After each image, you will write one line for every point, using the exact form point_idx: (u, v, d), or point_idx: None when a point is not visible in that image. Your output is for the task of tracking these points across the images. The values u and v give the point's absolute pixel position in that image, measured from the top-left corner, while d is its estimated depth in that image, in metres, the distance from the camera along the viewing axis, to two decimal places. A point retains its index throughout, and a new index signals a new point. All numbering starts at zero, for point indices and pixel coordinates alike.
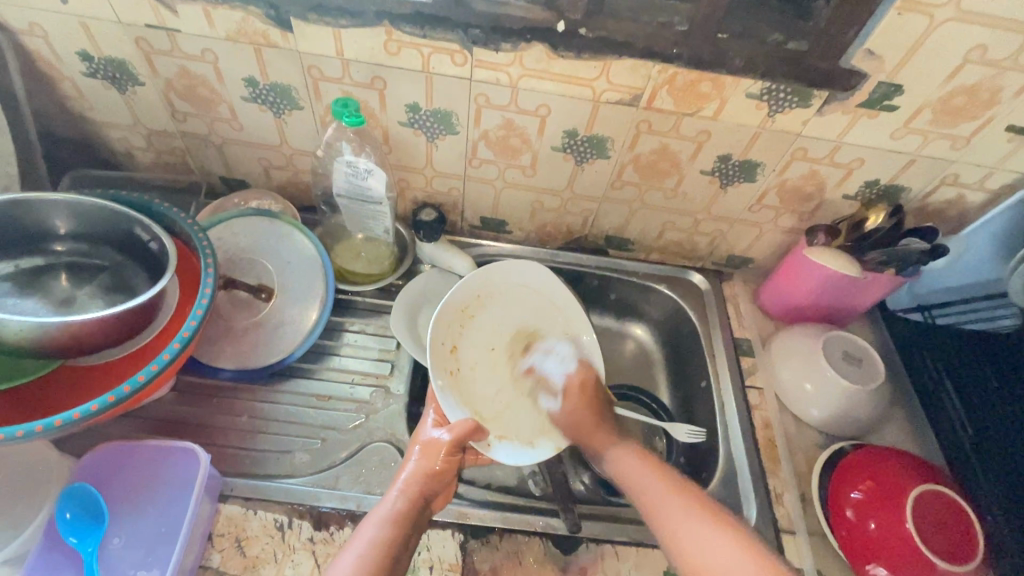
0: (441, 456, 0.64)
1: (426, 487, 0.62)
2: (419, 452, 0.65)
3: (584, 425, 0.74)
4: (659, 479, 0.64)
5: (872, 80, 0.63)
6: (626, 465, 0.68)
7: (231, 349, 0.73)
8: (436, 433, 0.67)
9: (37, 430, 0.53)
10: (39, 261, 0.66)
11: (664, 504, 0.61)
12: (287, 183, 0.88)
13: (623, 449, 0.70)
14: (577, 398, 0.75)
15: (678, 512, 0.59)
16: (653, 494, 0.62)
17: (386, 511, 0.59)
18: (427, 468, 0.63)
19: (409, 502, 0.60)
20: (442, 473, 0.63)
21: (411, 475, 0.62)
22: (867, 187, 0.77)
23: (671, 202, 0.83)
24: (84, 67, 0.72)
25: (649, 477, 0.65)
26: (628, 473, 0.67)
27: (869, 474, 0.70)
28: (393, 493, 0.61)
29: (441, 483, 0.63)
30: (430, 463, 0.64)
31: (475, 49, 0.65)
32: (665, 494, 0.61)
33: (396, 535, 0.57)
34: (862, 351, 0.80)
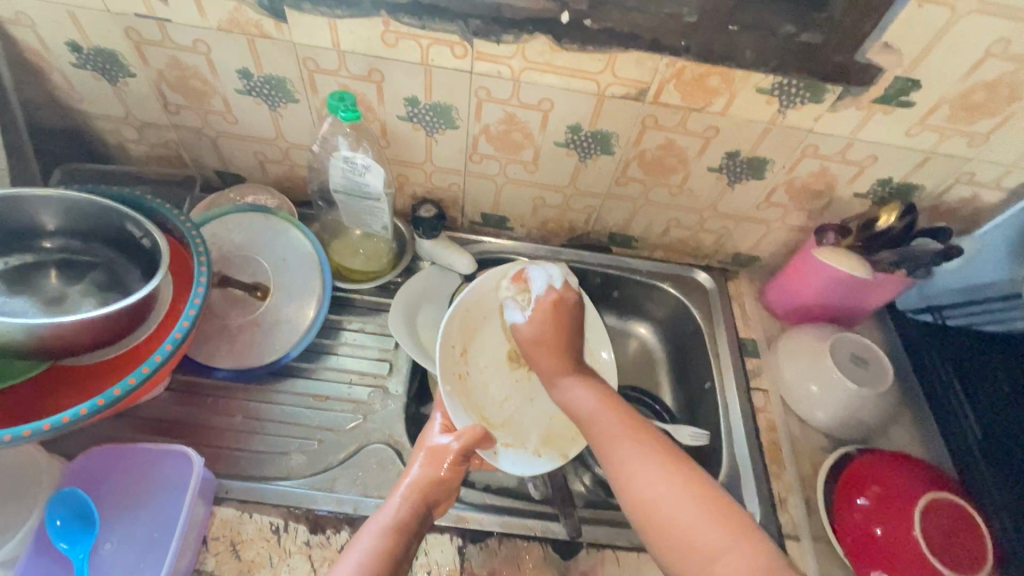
0: (448, 464, 0.62)
1: (430, 495, 0.60)
2: (423, 459, 0.63)
3: (551, 346, 0.68)
4: (613, 416, 0.62)
5: (887, 75, 0.61)
6: (585, 397, 0.64)
7: (226, 348, 0.72)
8: (443, 440, 0.65)
9: (25, 435, 0.52)
10: (28, 259, 0.65)
11: (619, 447, 0.59)
12: (284, 178, 0.86)
13: (585, 382, 0.66)
14: (547, 316, 0.69)
15: (636, 459, 0.57)
16: (609, 430, 0.61)
17: (387, 517, 0.57)
18: (432, 476, 0.61)
19: (413, 509, 0.58)
20: (448, 481, 0.61)
21: (415, 481, 0.60)
22: (879, 185, 0.74)
23: (677, 199, 0.81)
24: (74, 58, 0.70)
25: (609, 413, 0.62)
26: (584, 403, 0.64)
27: (875, 480, 0.68)
28: (396, 500, 0.58)
29: (447, 490, 0.61)
30: (435, 470, 0.62)
31: (476, 40, 0.62)
32: (621, 437, 0.59)
33: (398, 543, 0.55)
34: (871, 353, 0.78)
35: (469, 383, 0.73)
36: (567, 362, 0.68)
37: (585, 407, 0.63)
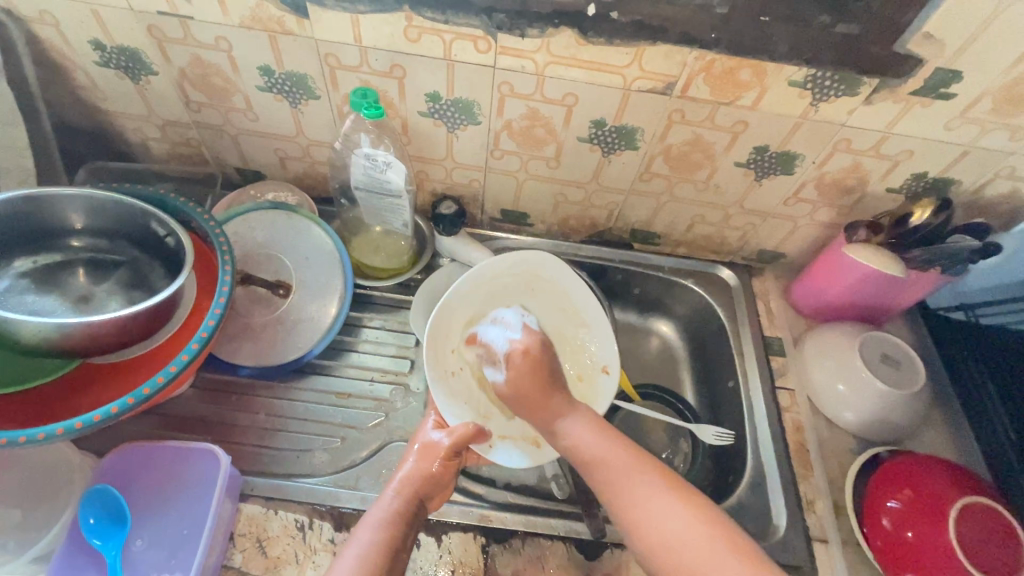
0: (439, 460, 0.62)
1: (422, 490, 0.60)
2: (416, 454, 0.63)
3: (539, 397, 0.64)
4: (619, 452, 0.58)
5: (928, 66, 0.59)
6: (584, 437, 0.61)
7: (249, 345, 0.72)
8: (436, 436, 0.64)
9: (58, 433, 0.52)
10: (56, 257, 0.66)
11: (629, 479, 0.56)
12: (304, 175, 0.85)
13: (574, 410, 0.64)
14: (524, 367, 0.66)
15: (646, 488, 0.55)
16: (613, 474, 0.57)
17: (383, 511, 0.56)
18: (426, 470, 0.61)
19: (406, 505, 0.58)
20: (438, 477, 0.62)
21: (408, 476, 0.60)
22: (914, 180, 0.72)
23: (702, 194, 0.79)
24: (97, 56, 0.70)
25: (608, 446, 0.59)
26: (585, 443, 0.60)
27: (907, 483, 0.67)
28: (389, 496, 0.58)
29: (439, 485, 0.62)
30: (427, 466, 0.62)
31: (500, 35, 0.61)
32: (627, 465, 0.57)
33: (395, 537, 0.54)
34: (902, 352, 0.76)
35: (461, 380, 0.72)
36: (552, 397, 0.64)
37: (585, 443, 0.60)
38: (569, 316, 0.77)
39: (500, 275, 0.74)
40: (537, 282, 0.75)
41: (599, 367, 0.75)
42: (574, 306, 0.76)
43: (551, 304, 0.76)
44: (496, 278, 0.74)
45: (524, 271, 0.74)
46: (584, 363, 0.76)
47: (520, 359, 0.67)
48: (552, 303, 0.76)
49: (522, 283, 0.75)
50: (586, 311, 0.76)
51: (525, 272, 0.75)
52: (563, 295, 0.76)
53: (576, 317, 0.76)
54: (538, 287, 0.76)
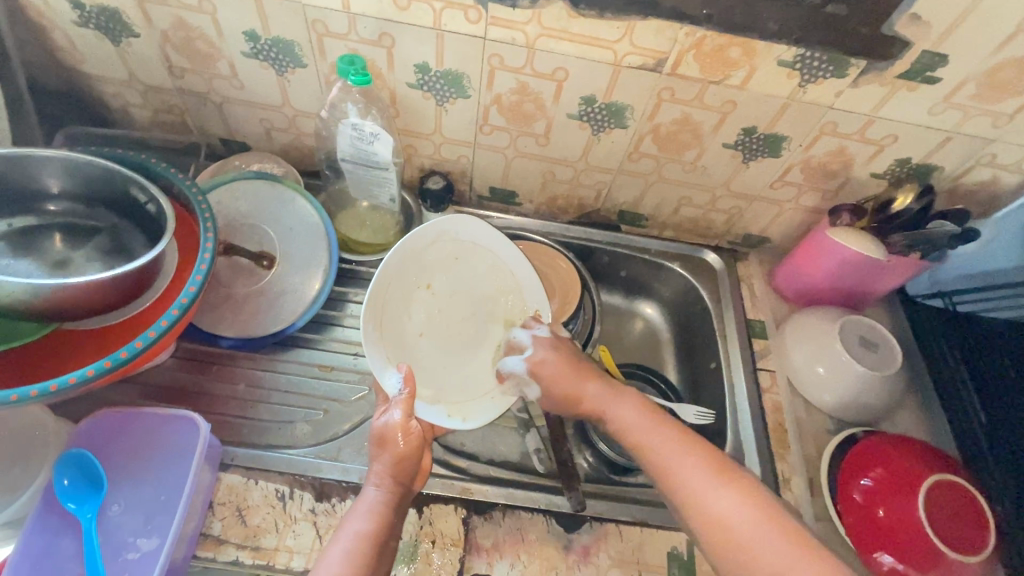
0: (403, 435, 0.59)
1: (402, 474, 0.59)
2: (375, 449, 0.60)
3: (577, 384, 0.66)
4: (663, 435, 0.59)
5: (914, 48, 0.59)
6: (629, 415, 0.62)
7: (231, 317, 0.71)
8: (390, 417, 0.60)
9: (32, 395, 0.52)
10: (32, 221, 0.64)
11: (675, 465, 0.56)
12: (290, 147, 0.84)
13: (618, 395, 0.65)
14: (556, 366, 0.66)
15: (699, 475, 0.55)
16: (658, 455, 0.58)
17: (369, 501, 0.57)
18: (394, 458, 0.59)
19: (391, 493, 0.58)
20: (410, 459, 0.59)
21: (383, 469, 0.59)
22: (897, 165, 0.73)
23: (690, 176, 0.80)
24: (76, 15, 0.68)
25: (655, 429, 0.60)
26: (631, 421, 0.62)
27: (880, 462, 0.69)
28: (371, 488, 0.58)
29: (415, 457, 0.60)
30: (393, 448, 0.59)
31: (491, 4, 0.61)
32: (677, 452, 0.57)
33: (380, 528, 0.55)
34: (880, 336, 0.77)
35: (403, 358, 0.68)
36: (586, 390, 0.65)
37: (628, 419, 0.62)
38: (498, 279, 0.75)
39: (425, 246, 0.70)
40: (459, 247, 0.73)
41: (531, 312, 0.74)
42: (500, 265, 0.75)
43: (478, 266, 0.74)
44: (419, 252, 0.70)
45: (445, 236, 0.71)
46: (514, 315, 0.75)
47: (540, 369, 0.67)
48: (478, 269, 0.74)
49: (447, 252, 0.72)
50: (516, 270, 0.75)
51: (446, 240, 0.72)
52: (489, 256, 0.75)
53: (504, 276, 0.75)
54: (464, 254, 0.73)
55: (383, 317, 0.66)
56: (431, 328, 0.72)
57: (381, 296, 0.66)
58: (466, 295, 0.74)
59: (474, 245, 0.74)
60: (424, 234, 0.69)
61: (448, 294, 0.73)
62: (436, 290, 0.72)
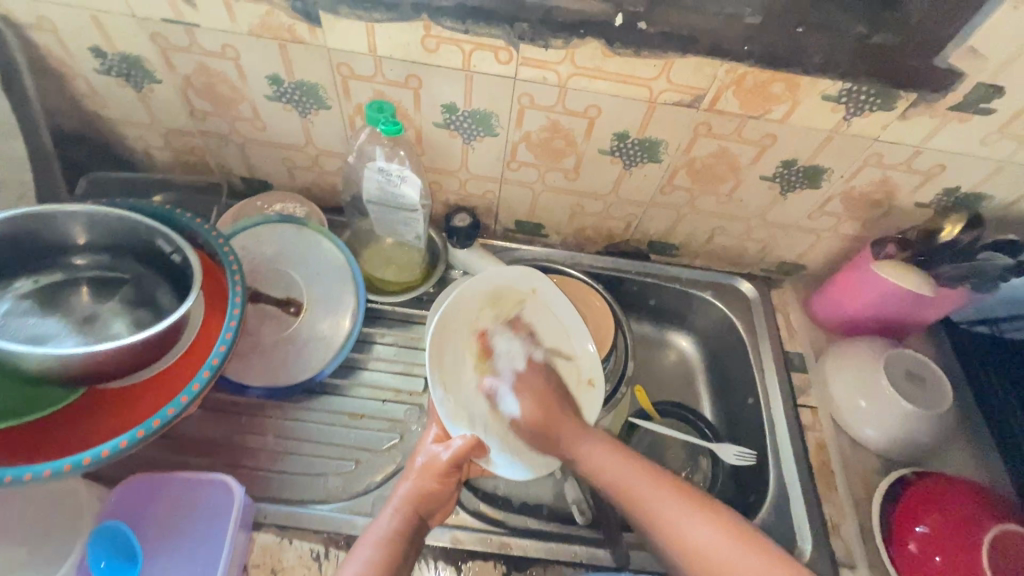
0: (437, 475, 0.62)
1: (423, 506, 0.61)
2: (413, 473, 0.63)
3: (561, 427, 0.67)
4: (636, 471, 0.63)
5: (969, 81, 0.56)
6: (603, 460, 0.65)
7: (259, 365, 0.70)
8: (434, 453, 0.64)
9: (65, 470, 0.51)
10: (58, 276, 0.63)
11: (654, 507, 0.60)
12: (312, 184, 0.82)
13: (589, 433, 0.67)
14: (547, 407, 0.68)
15: (675, 513, 0.59)
16: (633, 494, 0.62)
17: (382, 527, 0.58)
18: (423, 487, 0.62)
19: (406, 519, 0.59)
20: (438, 494, 0.62)
21: (406, 496, 0.61)
22: (944, 194, 0.70)
23: (724, 207, 0.77)
24: (98, 64, 0.67)
25: (625, 468, 0.64)
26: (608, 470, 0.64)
27: (936, 508, 0.65)
28: (389, 512, 0.60)
29: (442, 497, 0.63)
30: (424, 483, 0.62)
31: (522, 45, 0.59)
32: (653, 495, 0.61)
33: (392, 556, 0.56)
34: (926, 369, 0.74)
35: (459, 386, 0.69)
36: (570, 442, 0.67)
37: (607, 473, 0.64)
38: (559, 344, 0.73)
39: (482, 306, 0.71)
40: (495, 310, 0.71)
41: (585, 380, 0.72)
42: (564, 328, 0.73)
43: (519, 336, 0.72)
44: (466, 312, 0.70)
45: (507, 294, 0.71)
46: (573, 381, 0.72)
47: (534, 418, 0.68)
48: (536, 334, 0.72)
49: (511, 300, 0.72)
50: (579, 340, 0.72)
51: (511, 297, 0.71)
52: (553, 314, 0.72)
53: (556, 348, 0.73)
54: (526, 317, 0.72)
55: (444, 350, 0.68)
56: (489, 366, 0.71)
57: (441, 333, 0.68)
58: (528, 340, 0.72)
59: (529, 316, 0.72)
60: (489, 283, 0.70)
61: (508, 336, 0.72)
62: (474, 354, 0.70)
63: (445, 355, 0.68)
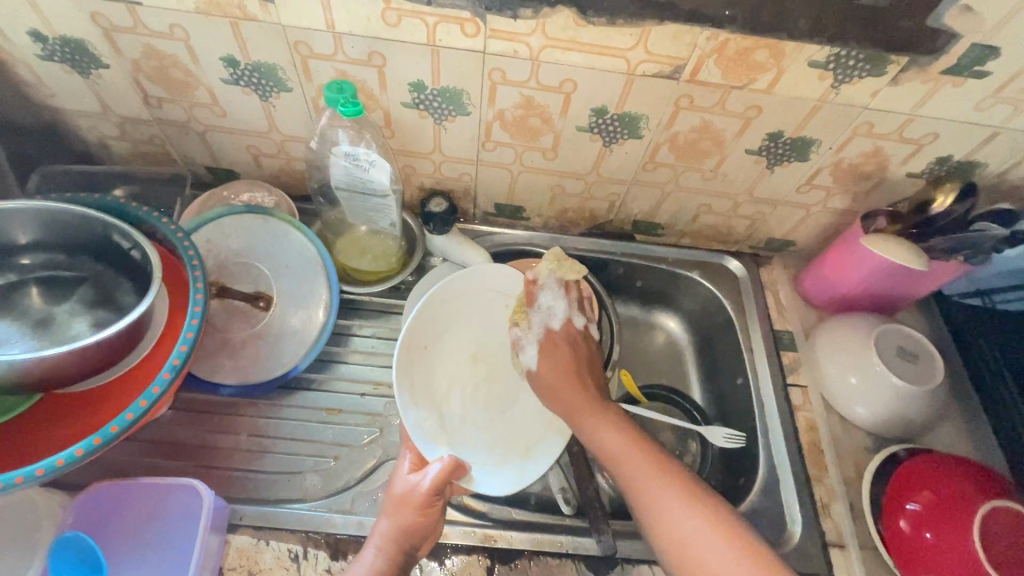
0: (419, 507, 0.58)
1: (407, 542, 0.56)
2: (389, 508, 0.58)
3: (561, 391, 0.67)
4: (643, 459, 0.60)
5: (963, 42, 0.53)
6: (608, 438, 0.63)
7: (229, 363, 0.67)
8: (412, 480, 0.60)
9: (17, 483, 0.47)
10: (8, 278, 0.60)
11: (663, 501, 0.56)
12: (281, 172, 0.79)
13: (612, 422, 0.64)
14: (560, 358, 0.68)
15: (671, 504, 0.56)
16: (638, 480, 0.59)
17: (366, 567, 0.54)
18: (402, 522, 0.56)
19: (390, 560, 0.55)
20: (421, 528, 0.57)
21: (387, 534, 0.56)
22: (936, 164, 0.67)
23: (710, 184, 0.74)
24: (39, 49, 0.62)
25: (632, 460, 0.60)
26: (610, 446, 0.62)
27: (927, 484, 0.64)
28: (371, 553, 0.55)
29: (425, 532, 0.57)
30: (406, 517, 0.57)
31: (489, 16, 0.55)
32: (653, 481, 0.58)
33: None
34: (919, 346, 0.72)
35: (443, 408, 0.68)
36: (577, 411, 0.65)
37: (613, 447, 0.62)
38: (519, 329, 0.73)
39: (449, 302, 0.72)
40: (483, 346, 0.73)
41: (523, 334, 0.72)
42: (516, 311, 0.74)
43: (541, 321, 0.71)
44: (466, 341, 0.73)
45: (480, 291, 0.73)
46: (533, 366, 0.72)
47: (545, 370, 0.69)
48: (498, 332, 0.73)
49: (468, 301, 0.73)
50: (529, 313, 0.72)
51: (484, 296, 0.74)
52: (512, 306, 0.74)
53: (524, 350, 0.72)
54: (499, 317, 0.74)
55: (410, 368, 0.67)
56: (458, 383, 0.71)
57: (411, 349, 0.68)
58: (491, 346, 0.73)
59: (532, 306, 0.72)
60: (456, 285, 0.72)
61: (473, 349, 0.73)
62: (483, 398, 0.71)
63: (412, 374, 0.67)
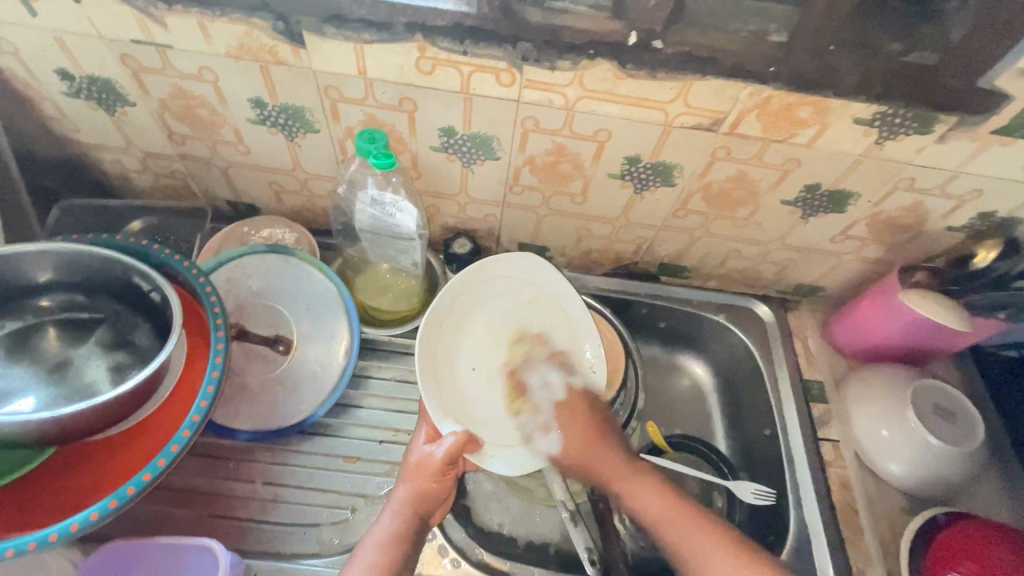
0: (432, 476, 0.61)
1: (421, 507, 0.60)
2: (407, 474, 0.61)
3: (597, 463, 0.65)
4: (689, 524, 0.60)
5: (1016, 103, 0.51)
6: (652, 501, 0.62)
7: (247, 409, 0.65)
8: (425, 451, 0.62)
9: (29, 548, 0.46)
10: (26, 320, 0.58)
11: (711, 564, 0.57)
12: (302, 208, 0.78)
13: (637, 473, 0.64)
14: (577, 428, 0.66)
15: (723, 563, 0.57)
16: (682, 543, 0.59)
17: (380, 532, 0.58)
18: (418, 488, 0.60)
19: (404, 525, 0.58)
20: (435, 494, 0.61)
21: (403, 499, 0.60)
22: (978, 219, 0.65)
23: (741, 231, 0.72)
24: (65, 87, 0.61)
25: (677, 528, 0.60)
26: (649, 511, 0.62)
27: (970, 555, 0.61)
28: (387, 516, 0.59)
29: (437, 499, 0.61)
30: (420, 484, 0.60)
31: (526, 67, 0.53)
32: (705, 544, 0.59)
33: (393, 559, 0.56)
34: (957, 404, 0.70)
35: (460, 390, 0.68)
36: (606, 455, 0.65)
37: (652, 510, 0.62)
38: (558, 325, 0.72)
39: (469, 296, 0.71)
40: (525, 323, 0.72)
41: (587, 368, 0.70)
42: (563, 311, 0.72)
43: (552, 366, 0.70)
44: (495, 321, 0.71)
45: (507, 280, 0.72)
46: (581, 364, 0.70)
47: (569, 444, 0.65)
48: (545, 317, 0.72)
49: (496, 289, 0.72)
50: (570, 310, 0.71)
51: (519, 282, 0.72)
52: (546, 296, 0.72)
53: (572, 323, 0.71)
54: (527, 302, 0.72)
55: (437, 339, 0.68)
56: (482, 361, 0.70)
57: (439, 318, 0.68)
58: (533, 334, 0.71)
59: (538, 311, 0.72)
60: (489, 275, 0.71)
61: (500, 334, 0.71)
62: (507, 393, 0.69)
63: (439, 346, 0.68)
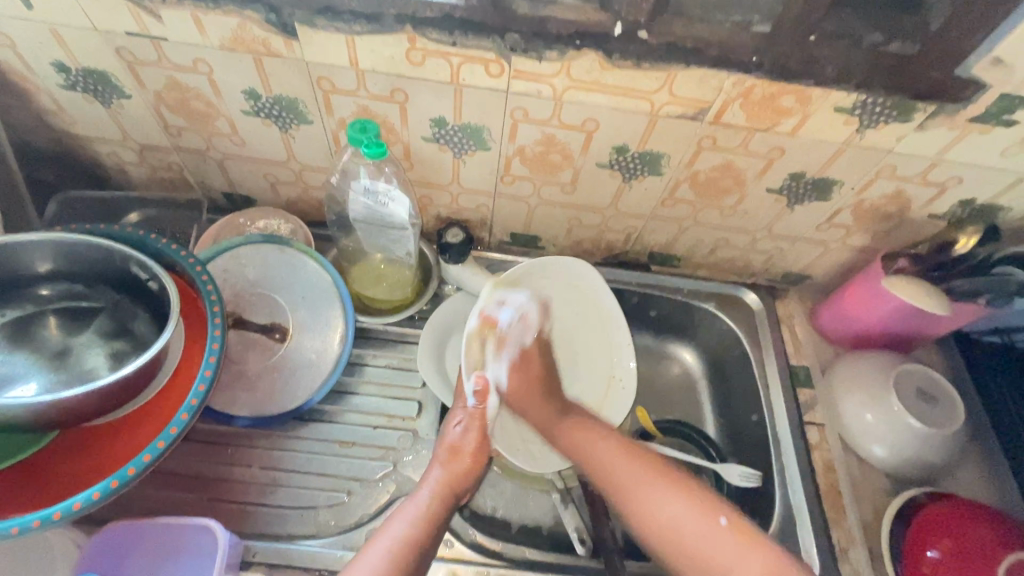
0: (466, 455, 0.65)
1: (457, 489, 0.63)
2: (442, 458, 0.65)
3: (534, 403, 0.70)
4: (634, 465, 0.64)
5: (992, 91, 0.53)
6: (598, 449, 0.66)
7: (245, 395, 0.67)
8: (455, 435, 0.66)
9: (33, 526, 0.48)
10: (27, 309, 0.60)
11: (648, 492, 0.61)
12: (297, 199, 0.79)
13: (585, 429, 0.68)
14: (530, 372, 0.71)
15: (667, 499, 0.61)
16: (618, 477, 0.64)
17: (418, 507, 0.60)
18: (454, 470, 0.64)
19: (443, 504, 0.61)
20: (465, 474, 0.64)
21: (439, 479, 0.63)
22: (959, 206, 0.67)
23: (729, 220, 0.74)
24: (62, 79, 0.62)
25: (618, 462, 0.64)
26: (600, 456, 0.66)
27: (948, 532, 0.63)
28: (425, 493, 0.62)
29: (469, 480, 0.65)
30: (455, 465, 0.64)
31: (514, 57, 0.55)
32: (650, 484, 0.62)
33: (425, 535, 0.58)
34: (938, 387, 0.72)
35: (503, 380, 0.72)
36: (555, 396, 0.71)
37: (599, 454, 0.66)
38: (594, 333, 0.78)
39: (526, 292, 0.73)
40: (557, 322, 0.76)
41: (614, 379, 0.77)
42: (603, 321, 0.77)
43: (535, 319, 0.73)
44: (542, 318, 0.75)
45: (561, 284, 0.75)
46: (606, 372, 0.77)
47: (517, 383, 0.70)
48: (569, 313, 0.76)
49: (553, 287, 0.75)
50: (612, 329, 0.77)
51: (564, 287, 0.75)
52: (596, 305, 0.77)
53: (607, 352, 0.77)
54: (574, 310, 0.77)
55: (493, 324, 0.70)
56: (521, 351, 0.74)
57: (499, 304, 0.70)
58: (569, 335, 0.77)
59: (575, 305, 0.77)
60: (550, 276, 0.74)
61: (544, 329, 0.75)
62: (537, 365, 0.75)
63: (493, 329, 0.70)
